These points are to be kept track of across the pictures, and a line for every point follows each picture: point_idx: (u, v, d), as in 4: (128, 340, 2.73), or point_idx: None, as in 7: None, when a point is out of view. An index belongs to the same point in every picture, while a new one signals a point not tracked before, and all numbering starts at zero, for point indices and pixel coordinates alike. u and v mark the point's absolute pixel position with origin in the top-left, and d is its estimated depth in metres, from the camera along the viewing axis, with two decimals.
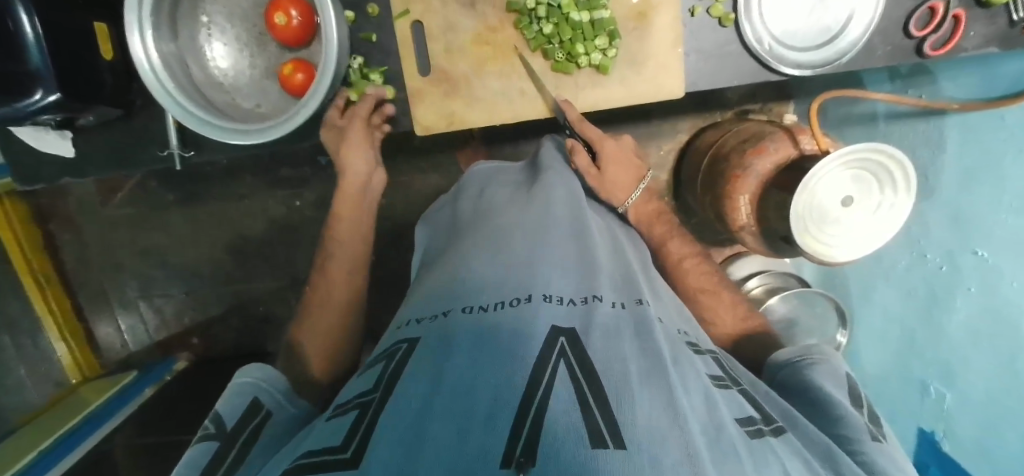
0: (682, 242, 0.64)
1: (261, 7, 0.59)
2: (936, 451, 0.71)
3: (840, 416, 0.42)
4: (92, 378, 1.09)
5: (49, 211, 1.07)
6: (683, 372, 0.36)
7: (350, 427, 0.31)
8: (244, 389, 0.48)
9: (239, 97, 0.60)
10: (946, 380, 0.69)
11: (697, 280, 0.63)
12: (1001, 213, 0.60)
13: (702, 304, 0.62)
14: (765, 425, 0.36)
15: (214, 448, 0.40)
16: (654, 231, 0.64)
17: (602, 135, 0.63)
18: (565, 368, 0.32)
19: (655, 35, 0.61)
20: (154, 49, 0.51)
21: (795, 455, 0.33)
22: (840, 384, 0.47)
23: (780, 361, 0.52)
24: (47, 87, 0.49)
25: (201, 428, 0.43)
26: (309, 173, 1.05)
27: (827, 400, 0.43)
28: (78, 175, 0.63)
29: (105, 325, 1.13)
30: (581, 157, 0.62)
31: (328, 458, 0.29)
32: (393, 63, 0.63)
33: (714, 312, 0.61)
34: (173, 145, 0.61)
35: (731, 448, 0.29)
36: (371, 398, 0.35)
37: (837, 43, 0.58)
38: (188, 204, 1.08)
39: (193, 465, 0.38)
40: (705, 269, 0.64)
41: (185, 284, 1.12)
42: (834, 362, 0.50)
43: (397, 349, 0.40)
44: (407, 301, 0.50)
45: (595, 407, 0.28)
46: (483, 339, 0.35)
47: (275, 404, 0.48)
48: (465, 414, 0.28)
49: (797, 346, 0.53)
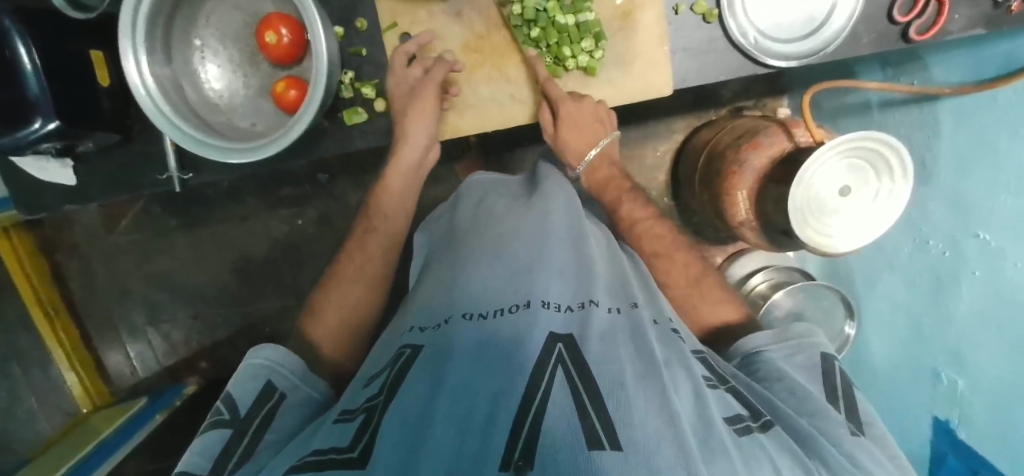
0: (634, 206, 0.65)
1: (252, 28, 0.60)
2: (955, 442, 0.67)
3: (821, 410, 0.41)
4: (102, 407, 1.09)
5: (56, 242, 1.08)
6: (675, 374, 0.35)
7: (358, 429, 0.32)
8: (255, 372, 0.47)
9: (236, 117, 0.61)
10: (957, 366, 0.67)
11: (651, 244, 0.62)
12: (1000, 196, 0.58)
13: (652, 267, 0.61)
14: (753, 422, 0.36)
15: (227, 436, 0.41)
16: (653, 229, 0.64)
17: (565, 95, 0.61)
18: (562, 375, 0.31)
19: (641, 34, 0.61)
20: (149, 73, 0.52)
21: (784, 451, 0.33)
22: (815, 374, 0.46)
23: (753, 347, 0.50)
24: (46, 115, 0.50)
25: (214, 411, 0.44)
26: (310, 191, 1.06)
27: (807, 394, 0.43)
28: (80, 202, 0.64)
29: (115, 353, 1.13)
30: (542, 112, 0.64)
31: (335, 457, 0.29)
32: (384, 75, 0.63)
33: (667, 274, 0.60)
34: (172, 168, 0.62)
35: (723, 445, 0.29)
36: (377, 403, 0.35)
37: (822, 33, 0.59)
38: (192, 229, 1.09)
39: (207, 453, 0.39)
40: (675, 245, 0.63)
41: (192, 308, 1.12)
42: (809, 347, 0.49)
43: (401, 354, 0.40)
44: (407, 309, 0.50)
45: (593, 411, 0.28)
46: (484, 345, 0.35)
47: (289, 386, 0.47)
48: (464, 418, 0.28)
49: (772, 330, 0.51)
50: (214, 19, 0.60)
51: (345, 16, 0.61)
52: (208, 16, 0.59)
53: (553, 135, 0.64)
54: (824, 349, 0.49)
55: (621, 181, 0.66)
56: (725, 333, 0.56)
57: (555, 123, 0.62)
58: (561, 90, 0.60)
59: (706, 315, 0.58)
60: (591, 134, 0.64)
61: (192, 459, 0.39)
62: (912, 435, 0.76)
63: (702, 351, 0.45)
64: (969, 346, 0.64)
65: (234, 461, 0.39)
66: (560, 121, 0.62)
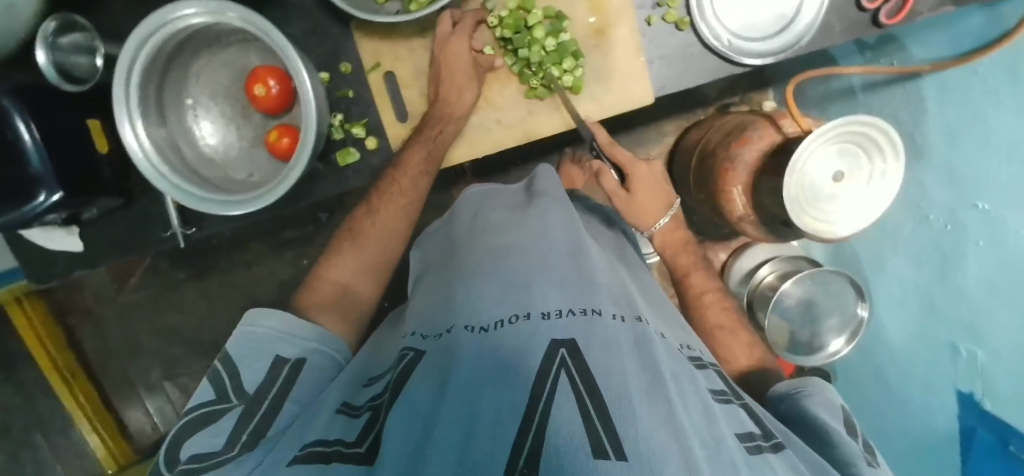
0: (704, 277, 0.73)
1: (240, 82, 0.63)
2: (981, 413, 0.65)
3: (839, 442, 0.44)
4: (126, 465, 1.09)
5: (67, 307, 1.09)
6: (682, 387, 0.36)
7: (365, 425, 0.36)
8: (264, 346, 0.47)
9: (232, 170, 0.62)
10: (975, 339, 0.65)
11: (716, 316, 0.69)
12: (994, 164, 0.58)
13: (719, 338, 0.67)
14: (764, 441, 0.37)
15: (241, 411, 0.42)
16: (694, 285, 0.73)
17: (632, 158, 0.69)
18: (566, 379, 0.31)
19: (616, 49, 0.63)
20: (145, 135, 0.54)
21: (793, 470, 0.34)
22: (835, 412, 0.49)
23: (780, 394, 0.54)
24: (50, 188, 0.52)
25: (224, 388, 0.44)
26: (312, 231, 1.08)
27: (824, 428, 0.46)
28: (88, 266, 0.65)
29: (134, 410, 1.13)
30: (609, 181, 0.71)
31: (343, 450, 0.34)
32: (373, 115, 0.65)
33: (729, 348, 0.66)
34: (174, 224, 0.63)
35: (731, 460, 0.30)
36: (382, 402, 0.38)
37: (793, 28, 0.61)
38: (200, 280, 1.10)
39: (220, 427, 0.41)
40: (724, 304, 0.71)
41: (207, 358, 1.12)
42: (829, 395, 0.52)
43: (403, 356, 0.42)
44: (409, 313, 0.53)
45: (596, 418, 0.28)
46: (488, 355, 0.35)
47: (304, 350, 0.49)
48: (470, 420, 0.29)
49: (793, 378, 0.55)
50: (203, 77, 0.61)
51: (330, 61, 0.63)
52: (198, 74, 0.61)
53: (628, 198, 0.71)
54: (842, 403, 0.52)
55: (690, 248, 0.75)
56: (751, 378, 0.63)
57: (629, 187, 0.70)
58: (629, 155, 0.69)
59: (737, 361, 0.65)
60: (661, 196, 0.72)
61: (207, 438, 0.40)
62: (937, 414, 0.73)
63: (710, 364, 0.48)
64: (986, 316, 0.63)
65: (248, 433, 0.41)
66: (634, 186, 0.70)
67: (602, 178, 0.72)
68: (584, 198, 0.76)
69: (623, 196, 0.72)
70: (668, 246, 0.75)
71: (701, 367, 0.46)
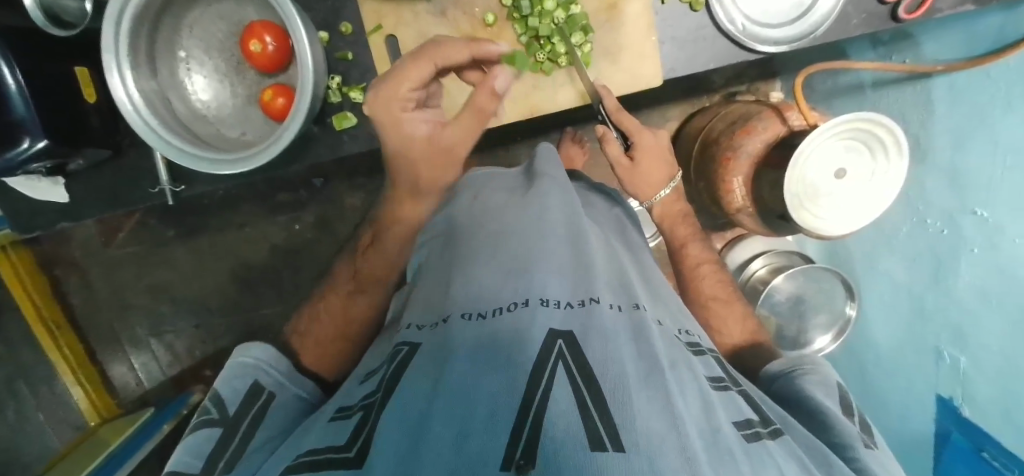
0: (702, 251, 0.73)
1: (236, 35, 0.60)
2: (960, 419, 0.66)
3: (834, 423, 0.44)
4: (111, 419, 1.10)
5: (53, 258, 1.07)
6: (679, 376, 0.36)
7: (353, 429, 0.35)
8: (246, 371, 0.50)
9: (225, 127, 0.61)
10: (959, 345, 0.66)
11: (710, 287, 0.70)
12: (998, 166, 0.58)
13: (710, 310, 0.69)
14: (762, 427, 0.37)
15: (218, 436, 0.42)
16: (687, 259, 0.72)
17: (640, 128, 0.66)
18: (563, 372, 0.31)
19: (628, 25, 0.61)
20: (135, 87, 0.52)
21: (790, 455, 0.35)
22: (831, 392, 0.50)
23: (774, 375, 0.56)
24: (34, 135, 0.50)
25: (204, 410, 0.45)
26: (306, 196, 1.07)
27: (820, 410, 0.46)
28: (74, 220, 0.64)
29: (119, 365, 1.13)
30: (614, 149, 0.68)
31: (333, 457, 0.32)
32: (372, 80, 0.62)
33: (724, 322, 0.67)
34: (164, 181, 0.62)
35: (728, 448, 0.30)
36: (373, 401, 0.38)
37: (810, 16, 0.59)
38: (189, 238, 1.08)
39: (199, 451, 0.41)
40: (719, 277, 0.71)
41: (195, 317, 1.12)
42: (823, 372, 0.53)
43: (398, 351, 0.42)
44: (410, 301, 0.53)
45: (594, 410, 0.28)
46: (483, 345, 0.34)
47: (276, 384, 0.51)
48: (465, 413, 0.28)
49: (787, 357, 0.57)
50: (197, 29, 0.59)
51: (330, 20, 0.61)
52: (191, 27, 0.59)
53: (631, 167, 0.69)
54: (836, 378, 0.52)
55: (693, 228, 0.74)
56: (740, 356, 0.65)
57: (633, 156, 0.68)
58: (637, 126, 0.65)
59: (728, 334, 0.67)
60: (662, 172, 0.70)
61: (182, 458, 0.40)
62: (921, 409, 0.74)
63: (708, 350, 0.48)
64: (972, 322, 0.63)
65: (228, 455, 0.41)
66: (639, 157, 0.68)
67: (606, 145, 0.68)
68: (583, 177, 0.75)
69: (626, 165, 0.69)
70: (667, 219, 0.74)
71: (698, 353, 0.46)
